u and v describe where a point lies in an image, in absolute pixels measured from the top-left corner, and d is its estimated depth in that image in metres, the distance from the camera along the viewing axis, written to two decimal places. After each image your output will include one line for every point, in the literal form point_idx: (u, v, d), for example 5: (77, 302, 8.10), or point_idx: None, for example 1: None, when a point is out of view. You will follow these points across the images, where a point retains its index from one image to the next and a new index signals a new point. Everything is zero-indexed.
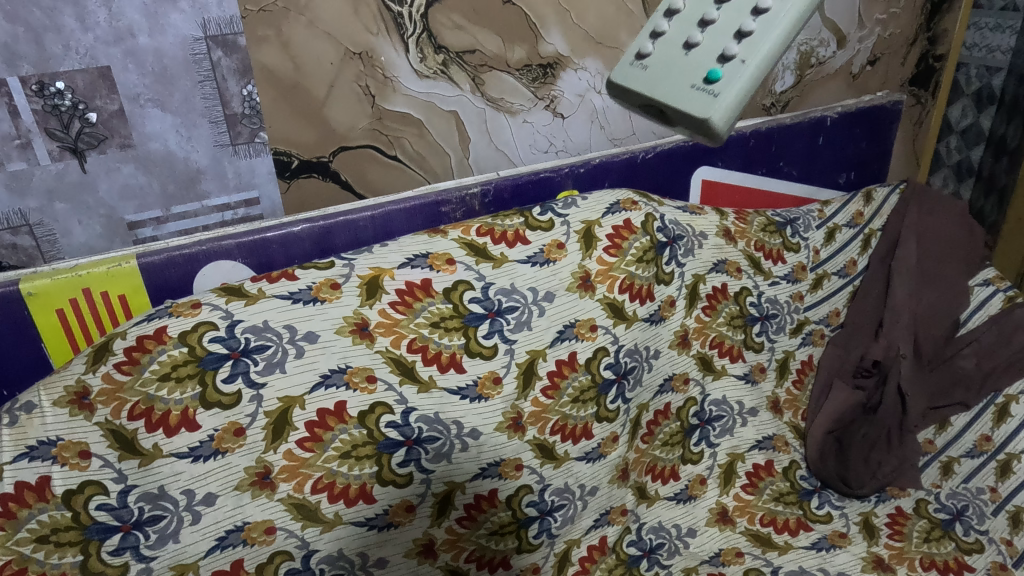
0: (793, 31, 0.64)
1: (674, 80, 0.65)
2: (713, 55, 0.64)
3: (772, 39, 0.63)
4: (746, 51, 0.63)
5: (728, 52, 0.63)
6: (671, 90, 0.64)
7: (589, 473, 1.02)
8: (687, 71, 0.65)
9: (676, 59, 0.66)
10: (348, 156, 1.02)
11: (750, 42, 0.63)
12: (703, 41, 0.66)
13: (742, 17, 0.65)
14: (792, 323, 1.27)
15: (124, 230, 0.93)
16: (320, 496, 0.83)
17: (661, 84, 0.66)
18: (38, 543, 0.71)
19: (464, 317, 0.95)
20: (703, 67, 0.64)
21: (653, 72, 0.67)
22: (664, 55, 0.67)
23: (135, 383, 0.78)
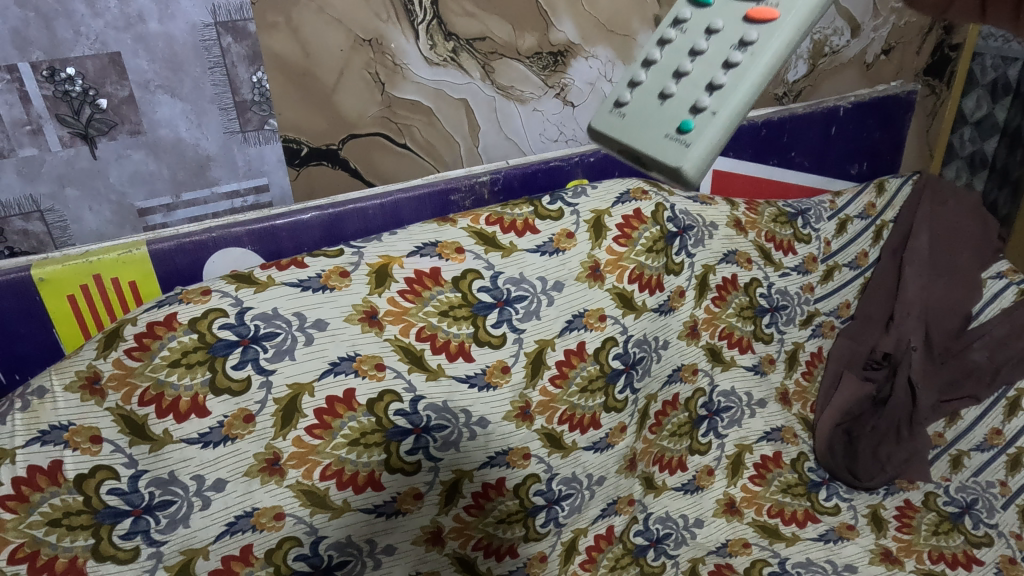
0: (768, 75, 0.65)
1: (649, 129, 0.68)
2: (687, 105, 0.67)
3: (744, 87, 0.65)
4: (717, 103, 0.65)
5: (699, 105, 0.66)
6: (647, 143, 0.68)
7: (597, 463, 1.02)
8: (662, 122, 0.68)
9: (650, 108, 0.70)
10: (357, 144, 1.01)
11: (721, 93, 0.65)
12: (677, 90, 0.68)
13: (715, 66, 0.67)
14: (802, 315, 1.26)
15: (134, 217, 0.93)
16: (329, 483, 0.83)
17: (637, 135, 0.69)
18: (50, 526, 0.71)
19: (473, 306, 0.95)
20: (677, 117, 0.67)
21: (630, 121, 0.70)
22: (641, 104, 0.70)
23: (146, 369, 0.78)
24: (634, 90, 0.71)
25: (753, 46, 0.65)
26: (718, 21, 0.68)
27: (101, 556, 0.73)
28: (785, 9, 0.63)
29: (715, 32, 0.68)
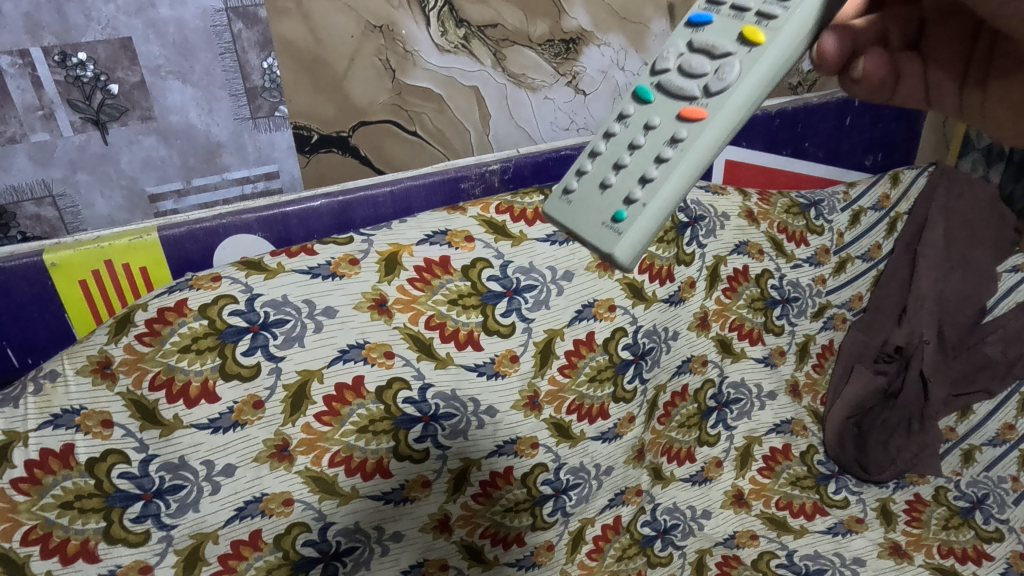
0: (702, 169, 0.62)
1: (589, 217, 0.66)
2: (623, 194, 0.65)
3: (675, 184, 0.62)
4: (649, 195, 0.63)
5: (632, 196, 0.63)
6: (586, 229, 0.66)
7: (605, 453, 1.02)
8: (600, 210, 0.66)
9: (594, 197, 0.67)
10: (368, 131, 1.01)
11: (653, 186, 0.63)
12: (618, 181, 0.66)
13: (651, 159, 0.64)
14: (813, 307, 1.25)
15: (145, 203, 0.93)
16: (337, 470, 0.84)
17: (582, 222, 0.67)
18: (62, 508, 0.72)
19: (482, 295, 0.94)
20: (612, 206, 0.65)
21: (576, 208, 0.68)
22: (588, 192, 0.68)
23: (156, 354, 0.79)
24: (581, 180, 0.68)
25: (684, 143, 0.62)
26: (656, 118, 0.66)
27: (112, 539, 0.74)
28: (717, 105, 0.61)
29: (652, 128, 0.66)
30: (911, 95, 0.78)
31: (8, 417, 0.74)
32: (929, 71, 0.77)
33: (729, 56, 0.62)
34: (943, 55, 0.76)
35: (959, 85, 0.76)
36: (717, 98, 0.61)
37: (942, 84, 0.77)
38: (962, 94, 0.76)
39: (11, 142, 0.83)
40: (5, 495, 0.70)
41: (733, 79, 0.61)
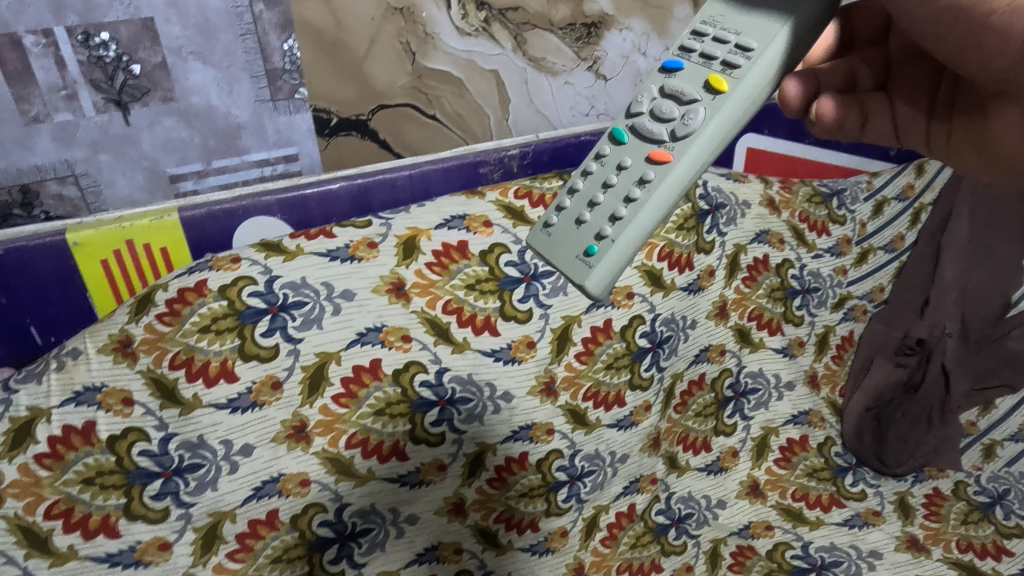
0: (668, 208, 0.68)
1: (564, 250, 0.71)
2: (595, 229, 0.70)
3: (643, 224, 0.68)
4: (618, 232, 0.68)
5: (603, 232, 0.68)
6: (562, 262, 0.71)
7: (620, 441, 1.02)
8: (574, 243, 0.71)
9: (569, 232, 0.72)
10: (387, 114, 1.00)
11: (623, 223, 0.68)
12: (591, 217, 0.70)
13: (621, 198, 0.69)
14: (833, 298, 1.23)
15: (165, 184, 0.94)
16: (354, 452, 0.84)
17: (557, 254, 0.72)
18: (84, 484, 0.74)
19: (499, 281, 0.94)
20: (585, 240, 0.70)
21: (553, 241, 0.72)
22: (564, 226, 0.72)
23: (176, 334, 0.79)
24: (560, 215, 0.73)
25: (651, 185, 0.67)
26: (627, 158, 0.70)
27: (132, 515, 0.75)
28: (681, 150, 0.66)
29: (624, 168, 0.70)
30: (881, 134, 0.84)
31: (32, 393, 0.76)
32: (896, 108, 0.82)
33: (695, 102, 0.66)
34: (908, 94, 0.82)
35: (927, 119, 0.80)
36: (683, 142, 0.66)
37: (910, 119, 0.81)
38: (929, 128, 0.80)
39: (35, 122, 0.83)
40: (28, 470, 0.72)
41: (698, 126, 0.65)
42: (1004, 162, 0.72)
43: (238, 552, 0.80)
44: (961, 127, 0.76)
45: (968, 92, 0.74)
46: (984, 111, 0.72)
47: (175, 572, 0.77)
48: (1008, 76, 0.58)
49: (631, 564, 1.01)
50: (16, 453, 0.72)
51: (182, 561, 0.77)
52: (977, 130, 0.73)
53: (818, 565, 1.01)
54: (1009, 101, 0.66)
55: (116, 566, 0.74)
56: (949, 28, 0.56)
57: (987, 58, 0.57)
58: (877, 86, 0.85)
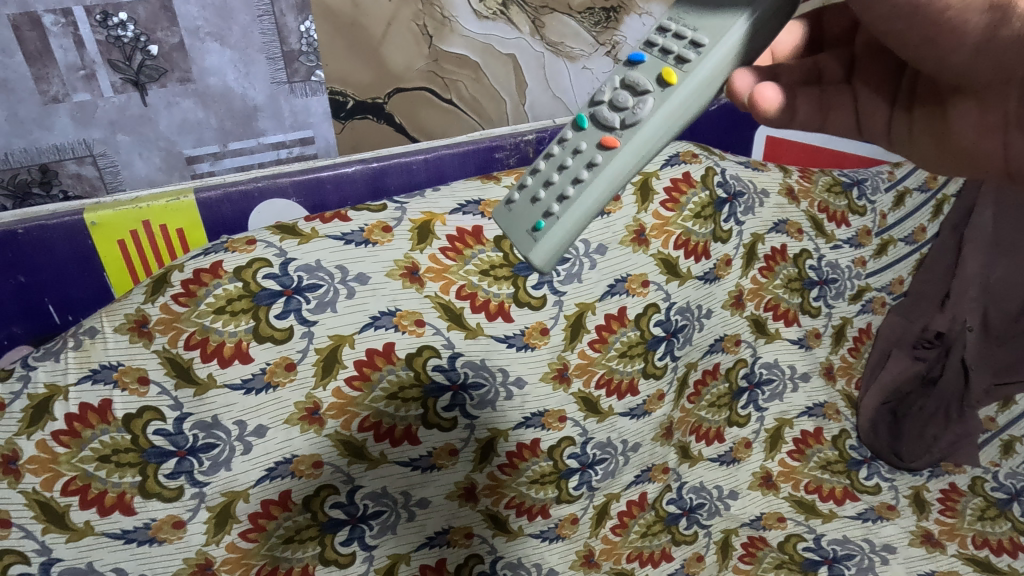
0: (614, 191, 0.63)
1: (517, 223, 0.67)
2: (545, 205, 0.65)
3: (587, 204, 0.63)
4: (564, 211, 0.63)
5: (549, 209, 0.64)
6: (515, 234, 0.67)
7: (633, 429, 1.01)
8: (527, 218, 0.66)
9: (526, 207, 0.67)
10: (403, 98, 1.00)
11: (568, 203, 0.63)
12: (544, 194, 0.65)
13: (571, 176, 0.63)
14: (852, 289, 1.21)
15: (182, 165, 0.94)
16: (366, 435, 0.85)
17: (512, 228, 0.67)
18: (99, 462, 0.75)
19: (514, 267, 0.94)
20: (534, 216, 0.66)
21: (513, 216, 0.68)
22: (523, 201, 0.67)
23: (191, 315, 0.80)
24: (520, 190, 0.68)
25: (598, 167, 0.62)
26: (584, 137, 0.64)
27: (147, 493, 0.76)
28: (627, 136, 0.61)
29: (579, 147, 0.64)
30: (841, 126, 0.73)
31: (50, 370, 0.76)
32: (857, 97, 0.71)
33: (646, 91, 0.60)
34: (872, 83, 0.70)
35: (890, 108, 0.69)
36: (629, 130, 0.60)
37: (871, 108, 0.70)
38: (891, 117, 0.69)
39: (54, 101, 0.83)
40: (46, 446, 0.74)
41: (646, 114, 0.59)
42: (969, 160, 0.64)
43: (251, 531, 0.81)
44: (922, 120, 0.66)
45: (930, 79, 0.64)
46: (942, 105, 0.63)
47: (189, 550, 0.78)
48: (966, 69, 0.54)
49: (641, 553, 1.01)
50: (34, 430, 0.74)
51: (196, 539, 0.78)
52: (935, 126, 0.65)
53: (829, 557, 0.99)
54: (970, 96, 0.60)
55: (131, 542, 0.75)
56: (911, 26, 0.49)
57: (943, 55, 0.52)
58: (844, 75, 0.72)
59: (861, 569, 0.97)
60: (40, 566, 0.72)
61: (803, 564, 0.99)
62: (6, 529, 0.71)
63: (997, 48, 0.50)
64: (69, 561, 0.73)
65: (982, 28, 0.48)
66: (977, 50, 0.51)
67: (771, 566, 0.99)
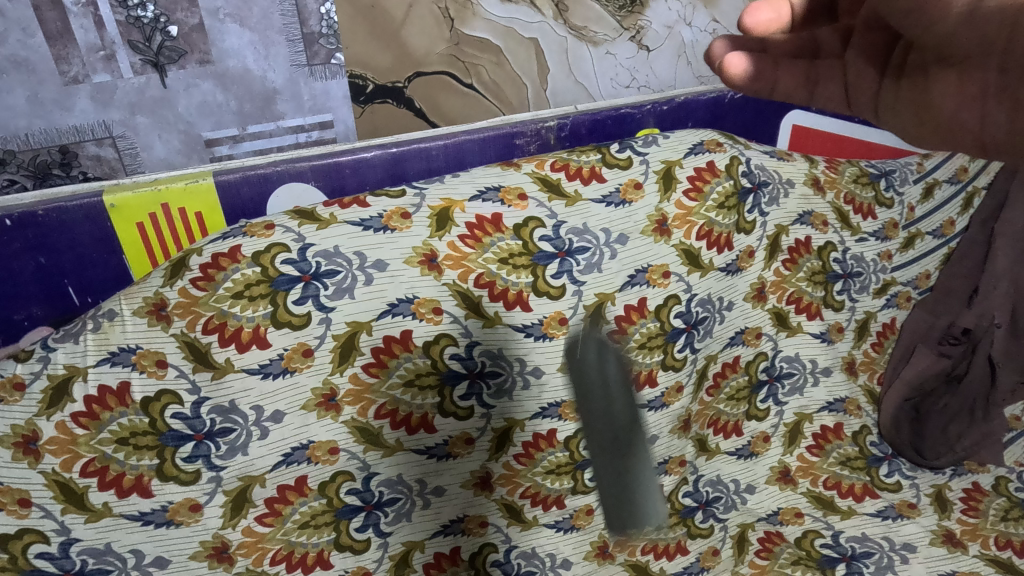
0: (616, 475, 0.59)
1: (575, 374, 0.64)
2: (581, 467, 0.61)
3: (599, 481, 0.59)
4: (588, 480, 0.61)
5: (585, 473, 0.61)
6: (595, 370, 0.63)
7: (650, 422, 1.00)
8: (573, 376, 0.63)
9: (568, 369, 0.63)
10: (423, 82, 0.99)
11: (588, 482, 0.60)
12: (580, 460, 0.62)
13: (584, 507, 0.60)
14: (877, 283, 1.19)
15: (201, 147, 0.94)
16: (383, 422, 0.86)
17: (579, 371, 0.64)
18: (118, 444, 0.75)
19: (533, 256, 0.91)
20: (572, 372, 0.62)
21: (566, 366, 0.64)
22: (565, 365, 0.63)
23: (210, 299, 0.79)
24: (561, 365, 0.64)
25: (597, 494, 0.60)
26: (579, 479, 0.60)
27: (164, 476, 0.77)
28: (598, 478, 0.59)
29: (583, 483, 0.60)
30: (831, 98, 0.70)
31: (69, 352, 0.77)
32: (847, 70, 0.68)
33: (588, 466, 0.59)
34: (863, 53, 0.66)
35: (878, 78, 0.65)
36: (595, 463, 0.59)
37: (860, 79, 0.66)
38: (879, 88, 0.64)
39: (74, 82, 0.83)
40: (65, 428, 0.74)
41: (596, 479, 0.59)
42: (950, 134, 0.58)
43: (267, 516, 0.82)
44: (907, 91, 0.61)
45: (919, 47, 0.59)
46: (927, 75, 0.59)
47: (206, 532, 0.79)
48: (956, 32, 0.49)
49: (657, 545, 1.00)
50: (54, 411, 0.74)
51: (213, 523, 0.79)
52: (918, 98, 0.60)
53: (848, 554, 0.98)
54: (954, 65, 0.55)
55: (148, 524, 0.76)
56: None
57: None
58: (840, 47, 0.69)
59: (880, 567, 0.96)
60: (60, 546, 0.73)
61: (820, 561, 0.97)
62: (26, 509, 0.72)
63: None
64: (88, 541, 0.74)
65: None
66: (964, 11, 0.49)
67: (788, 562, 0.98)
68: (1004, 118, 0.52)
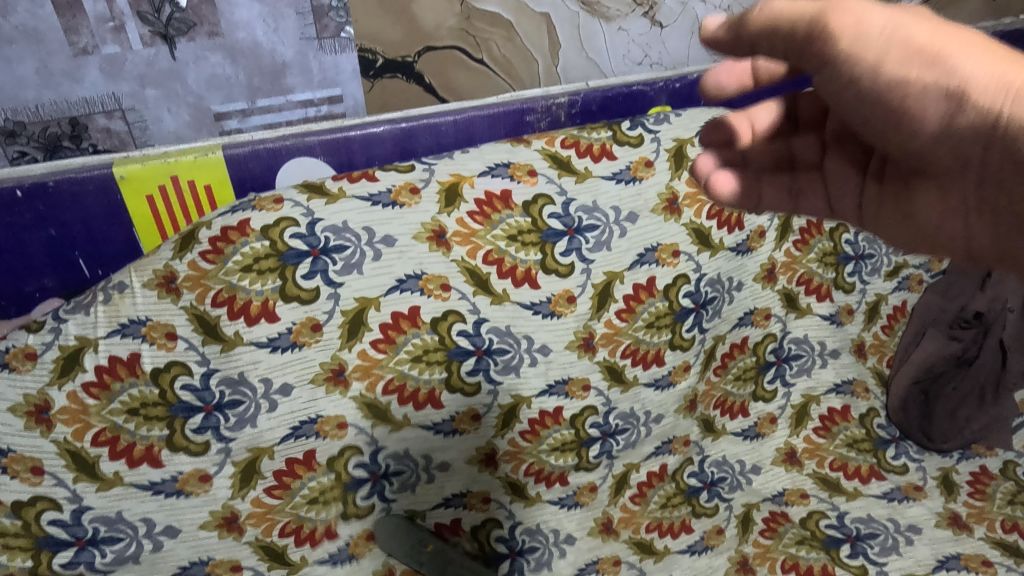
0: None
1: None
2: None
3: None
4: None
5: None
6: None
7: (656, 401, 1.01)
8: None
9: None
10: (434, 57, 0.98)
11: None
12: None
13: None
14: (889, 266, 1.19)
15: (210, 121, 0.94)
16: (391, 398, 0.86)
17: None
18: (128, 415, 0.77)
19: (542, 234, 0.91)
20: None
21: None
22: None
23: (219, 272, 0.79)
24: None
25: None
26: None
27: (174, 447, 0.79)
28: None
29: None
30: (816, 210, 0.73)
31: (80, 323, 0.78)
32: (828, 180, 0.71)
33: None
34: (841, 164, 0.69)
35: (862, 180, 0.68)
36: None
37: (842, 189, 0.70)
38: (864, 192, 0.68)
39: (83, 53, 0.83)
40: (77, 398, 0.76)
41: None
42: (939, 246, 0.61)
43: (276, 488, 0.83)
44: (890, 198, 0.65)
45: (897, 165, 0.62)
46: (907, 186, 0.62)
47: (215, 503, 0.81)
48: (929, 151, 0.53)
49: (661, 524, 1.00)
50: (65, 381, 0.76)
51: (222, 493, 0.81)
52: (901, 210, 0.64)
53: (852, 535, 0.98)
54: (931, 179, 0.58)
55: (159, 494, 0.79)
56: (868, 107, 0.51)
57: (907, 138, 0.52)
58: (817, 159, 0.72)
59: (884, 548, 0.96)
60: (73, 513, 0.76)
61: (825, 541, 0.98)
62: (39, 477, 0.75)
63: (959, 137, 0.49)
64: (100, 509, 0.77)
65: (937, 116, 0.49)
66: (938, 131, 0.50)
67: (792, 542, 0.98)
68: (987, 227, 0.55)
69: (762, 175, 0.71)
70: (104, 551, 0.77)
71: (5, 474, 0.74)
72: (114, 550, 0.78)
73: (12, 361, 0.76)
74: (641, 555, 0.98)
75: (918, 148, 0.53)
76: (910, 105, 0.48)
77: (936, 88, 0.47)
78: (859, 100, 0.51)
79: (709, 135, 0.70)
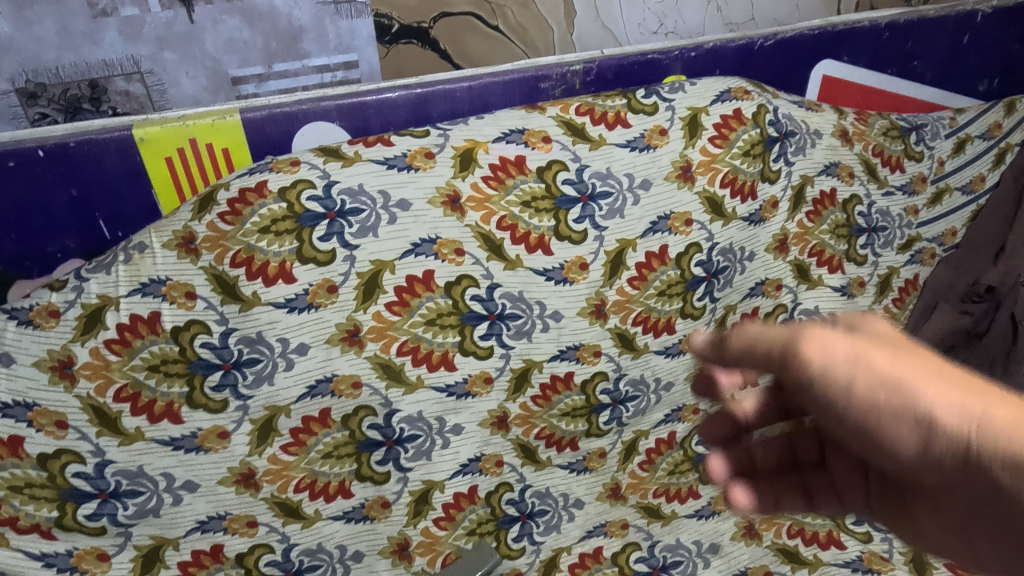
0: None
1: None
2: None
3: None
4: None
5: None
6: None
7: (666, 368, 1.02)
8: None
9: None
10: (449, 23, 0.98)
11: None
12: None
13: None
14: (901, 239, 1.17)
15: (227, 85, 0.94)
16: (405, 359, 0.88)
17: None
18: (149, 371, 0.79)
19: (556, 200, 0.91)
20: None
21: None
22: None
23: (237, 234, 0.80)
24: None
25: None
26: None
27: (194, 404, 0.81)
28: None
29: None
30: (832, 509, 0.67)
31: (102, 282, 0.79)
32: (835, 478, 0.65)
33: None
34: (841, 464, 0.65)
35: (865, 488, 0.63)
36: None
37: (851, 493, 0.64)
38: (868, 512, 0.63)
39: (103, 15, 0.84)
40: (99, 354, 0.78)
41: None
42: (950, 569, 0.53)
43: (292, 445, 0.86)
44: (893, 518, 0.59)
45: (883, 481, 0.60)
46: (902, 509, 0.57)
47: (233, 459, 0.84)
48: (918, 477, 0.49)
49: (668, 489, 1.02)
50: (88, 338, 0.78)
51: (240, 450, 0.84)
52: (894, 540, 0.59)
53: None
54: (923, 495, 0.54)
55: (179, 449, 0.81)
56: (852, 430, 0.49)
57: (890, 463, 0.49)
58: (818, 458, 0.69)
59: None
60: (96, 466, 0.78)
61: None
62: (63, 431, 0.77)
63: (939, 467, 0.45)
64: (122, 463, 0.79)
65: (912, 446, 0.46)
66: (913, 457, 0.46)
67: None
68: (989, 551, 0.47)
69: (775, 481, 0.69)
70: (126, 504, 0.80)
71: (31, 428, 0.76)
72: (136, 503, 0.81)
73: (36, 319, 0.77)
74: (648, 519, 1.00)
75: (903, 472, 0.50)
76: (882, 429, 0.47)
77: (912, 413, 0.45)
78: (840, 423, 0.50)
79: (700, 389, 0.70)
